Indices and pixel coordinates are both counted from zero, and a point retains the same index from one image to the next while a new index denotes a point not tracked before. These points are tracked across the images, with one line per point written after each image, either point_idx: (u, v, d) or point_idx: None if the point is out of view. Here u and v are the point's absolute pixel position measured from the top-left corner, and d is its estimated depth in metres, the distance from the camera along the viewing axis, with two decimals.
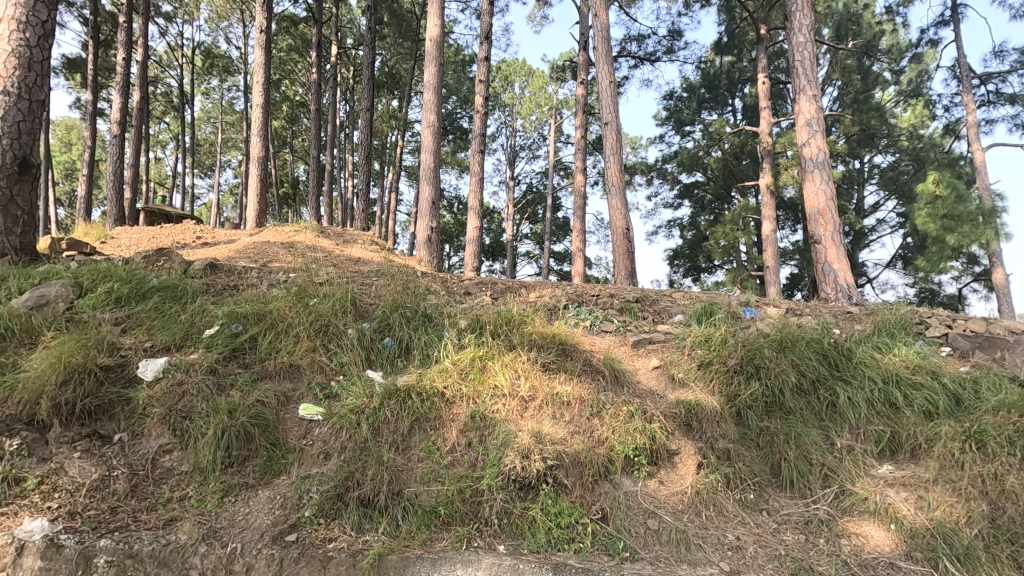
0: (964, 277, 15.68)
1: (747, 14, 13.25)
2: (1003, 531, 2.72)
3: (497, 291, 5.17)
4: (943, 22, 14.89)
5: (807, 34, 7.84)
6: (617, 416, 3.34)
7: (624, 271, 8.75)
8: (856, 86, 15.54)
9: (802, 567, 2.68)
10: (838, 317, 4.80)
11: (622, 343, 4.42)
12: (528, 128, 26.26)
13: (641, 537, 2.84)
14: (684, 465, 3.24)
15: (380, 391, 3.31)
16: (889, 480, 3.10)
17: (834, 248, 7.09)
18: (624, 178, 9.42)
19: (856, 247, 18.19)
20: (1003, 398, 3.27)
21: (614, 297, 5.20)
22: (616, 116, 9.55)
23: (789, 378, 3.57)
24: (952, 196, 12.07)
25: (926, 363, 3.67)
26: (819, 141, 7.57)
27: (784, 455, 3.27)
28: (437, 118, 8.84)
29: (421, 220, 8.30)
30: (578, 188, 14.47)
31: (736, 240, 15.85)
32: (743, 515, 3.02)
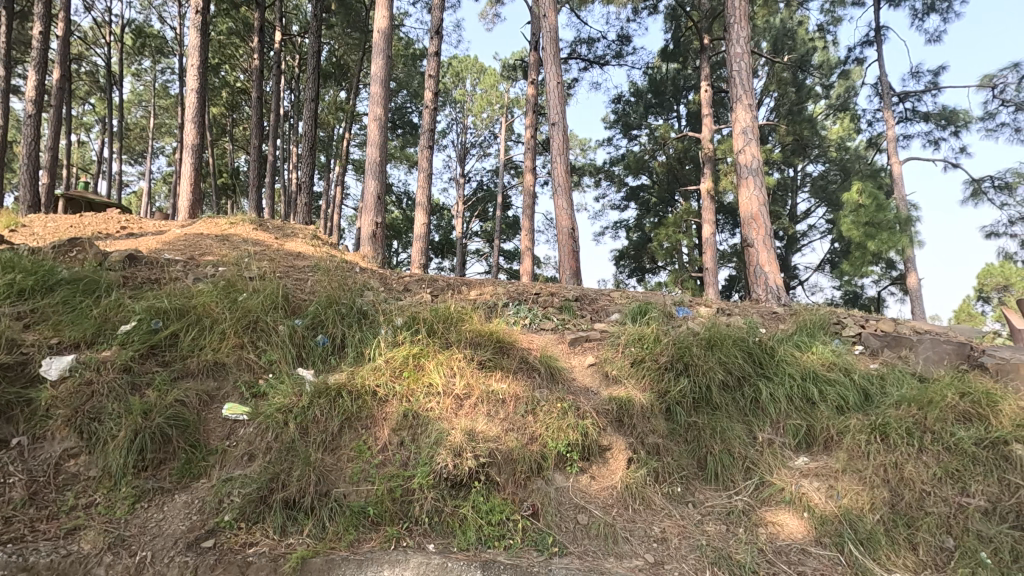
0: (884, 281, 16.86)
1: (691, 24, 13.67)
2: (902, 516, 2.91)
3: (438, 289, 5.12)
4: (868, 41, 15.91)
5: (744, 46, 8.18)
6: (551, 412, 3.39)
7: (569, 271, 8.86)
8: (791, 98, 16.26)
9: (721, 556, 2.80)
10: (765, 317, 5.06)
11: (558, 341, 4.48)
12: (479, 125, 26.15)
13: (571, 532, 2.89)
14: (615, 461, 3.33)
15: (310, 390, 3.21)
16: (804, 471, 3.28)
17: (765, 251, 7.46)
18: (570, 178, 9.55)
19: (788, 251, 19.18)
20: (905, 393, 3.53)
21: (553, 295, 5.27)
22: (564, 117, 9.66)
23: (715, 374, 3.72)
24: (873, 205, 12.98)
25: (840, 361, 3.91)
26: (753, 148, 7.92)
27: (710, 449, 3.40)
28: (384, 111, 8.63)
29: (365, 215, 8.11)
30: (527, 187, 14.53)
31: (678, 243, 16.41)
32: (670, 508, 3.13)
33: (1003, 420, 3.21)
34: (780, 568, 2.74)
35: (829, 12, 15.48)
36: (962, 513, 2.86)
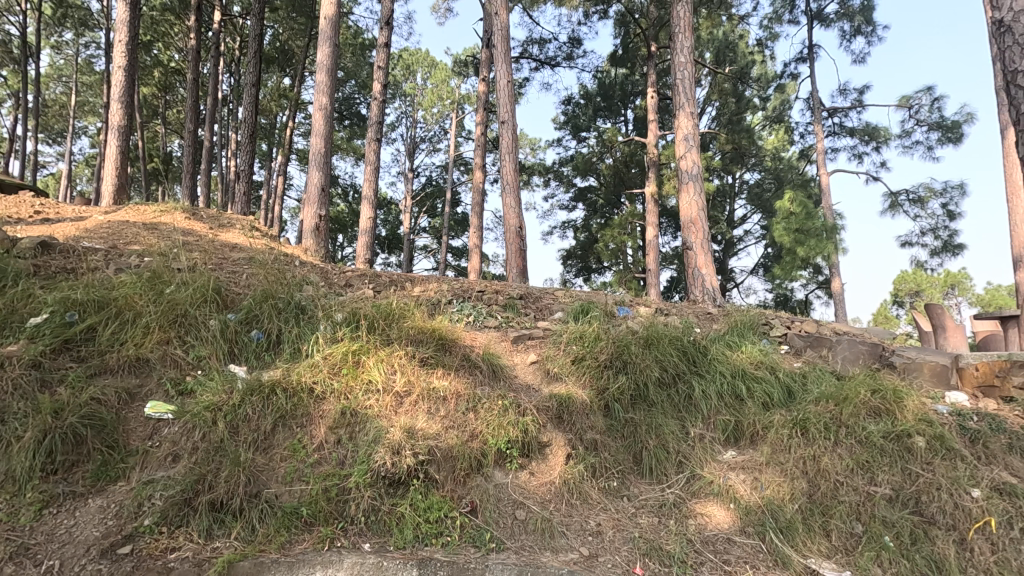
0: (811, 285, 17.91)
1: (640, 31, 14.03)
2: (818, 505, 3.10)
3: (381, 284, 5.04)
4: (802, 58, 16.83)
5: (688, 55, 8.47)
6: (492, 409, 3.41)
7: (516, 269, 8.92)
8: (732, 108, 16.97)
9: (653, 547, 2.89)
10: (700, 317, 5.28)
11: (501, 338, 4.50)
12: (429, 120, 25.81)
13: (509, 528, 2.93)
14: (554, 457, 3.38)
15: (241, 387, 3.08)
16: (731, 464, 3.44)
17: (703, 254, 7.77)
18: (519, 176, 9.60)
19: (726, 255, 20.04)
20: (823, 390, 3.77)
21: (498, 293, 5.30)
22: (513, 115, 9.71)
23: (652, 372, 3.85)
24: (802, 213, 13.78)
25: (767, 360, 4.14)
26: (694, 155, 8.23)
27: (646, 444, 3.52)
28: (329, 101, 8.36)
29: (308, 207, 7.84)
30: (476, 184, 14.49)
31: (623, 244, 16.81)
32: (606, 502, 3.21)
33: (908, 414, 3.49)
34: (707, 557, 2.87)
35: (767, 29, 16.27)
36: (871, 501, 3.08)
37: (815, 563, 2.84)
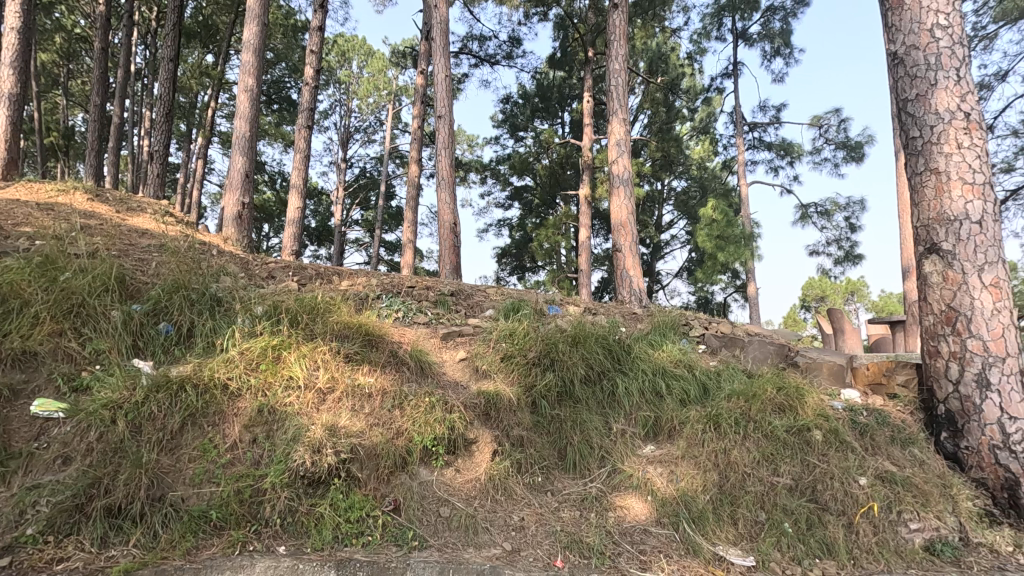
0: (729, 289, 19.02)
1: (578, 36, 14.30)
2: (727, 495, 3.29)
3: (306, 277, 4.85)
4: (727, 74, 17.79)
5: (622, 63, 8.74)
6: (418, 406, 3.37)
7: (449, 265, 8.86)
8: (662, 117, 17.65)
9: (574, 540, 2.96)
10: (626, 317, 5.47)
11: (431, 335, 4.46)
12: (364, 109, 25.09)
13: (432, 526, 2.91)
14: (480, 453, 3.40)
15: (146, 383, 2.87)
16: (650, 458, 3.59)
17: (631, 256, 8.04)
18: (454, 172, 9.54)
19: (653, 258, 20.85)
20: (734, 388, 4.01)
21: (429, 289, 5.26)
22: (450, 111, 9.63)
23: (578, 369, 3.95)
24: (723, 221, 14.59)
25: (685, 359, 4.36)
26: (624, 160, 8.51)
27: (570, 439, 3.60)
28: (256, 83, 7.92)
29: (230, 193, 7.40)
30: (412, 178, 14.24)
31: (557, 244, 17.08)
32: (530, 497, 3.26)
33: (808, 410, 3.78)
34: (624, 547, 2.97)
35: (696, 43, 17.06)
36: (773, 491, 3.30)
37: (723, 549, 3.01)
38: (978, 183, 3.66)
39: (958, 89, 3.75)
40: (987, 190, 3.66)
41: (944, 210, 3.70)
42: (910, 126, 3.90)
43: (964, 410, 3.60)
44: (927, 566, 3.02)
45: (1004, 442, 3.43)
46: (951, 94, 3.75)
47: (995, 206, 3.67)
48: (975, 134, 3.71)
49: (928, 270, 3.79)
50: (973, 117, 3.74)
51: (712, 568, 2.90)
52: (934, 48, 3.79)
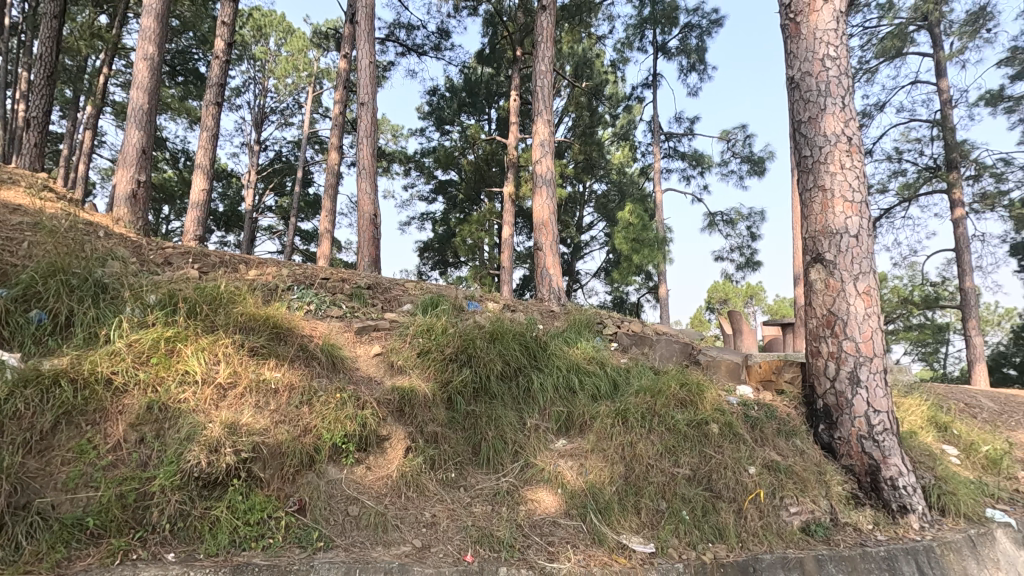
0: (643, 290, 19.91)
1: (507, 35, 14.36)
2: (632, 486, 3.45)
3: (208, 265, 4.53)
4: (647, 84, 18.58)
5: (548, 65, 8.88)
6: (328, 402, 3.25)
7: (368, 257, 8.60)
8: (585, 121, 18.13)
9: (484, 534, 2.98)
10: (543, 315, 5.58)
11: (345, 329, 4.32)
12: (281, 90, 23.75)
13: (339, 525, 2.82)
14: (393, 451, 3.35)
15: (12, 377, 2.57)
16: (562, 452, 3.69)
17: (552, 255, 8.21)
18: (376, 162, 9.28)
19: (573, 258, 21.39)
20: (641, 384, 4.21)
21: (344, 282, 5.09)
22: (374, 98, 9.34)
23: (495, 365, 3.98)
24: (639, 225, 15.26)
25: (598, 356, 4.52)
26: (548, 161, 8.67)
27: (485, 435, 3.63)
28: (157, 52, 7.27)
29: (123, 170, 6.73)
30: (331, 166, 13.68)
31: (480, 240, 17.11)
32: (442, 493, 3.25)
33: (707, 405, 4.05)
34: (533, 540, 3.03)
35: (620, 52, 17.67)
36: (674, 481, 3.50)
37: (626, 538, 3.16)
38: (856, 201, 4.08)
39: (843, 115, 4.15)
40: (863, 208, 4.09)
41: (828, 224, 4.09)
42: (803, 145, 4.28)
43: (839, 403, 4.01)
44: (802, 545, 3.35)
45: (870, 433, 3.85)
46: (837, 119, 4.15)
47: (870, 222, 4.10)
48: (855, 157, 4.13)
49: (814, 277, 4.17)
50: (854, 141, 4.15)
51: (615, 556, 3.03)
52: (824, 76, 4.18)
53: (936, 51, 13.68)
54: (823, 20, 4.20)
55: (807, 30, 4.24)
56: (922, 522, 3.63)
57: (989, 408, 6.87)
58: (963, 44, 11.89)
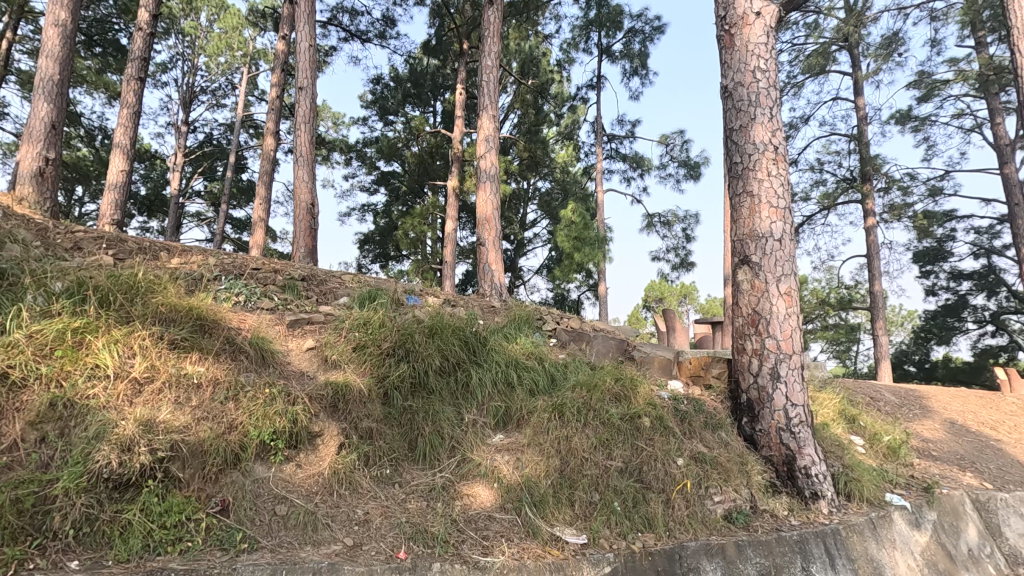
0: (584, 288, 20.30)
1: (454, 27, 14.20)
2: (567, 479, 3.52)
3: (125, 252, 4.22)
4: (591, 85, 18.91)
5: (494, 60, 8.87)
6: (256, 398, 3.12)
7: (304, 248, 8.29)
8: (531, 118, 18.24)
9: (418, 530, 2.95)
10: (484, 310, 5.59)
11: (276, 322, 4.16)
12: (213, 69, 22.45)
13: (265, 526, 2.71)
14: (325, 447, 3.26)
15: None
16: (499, 446, 3.71)
17: (494, 251, 8.21)
18: (315, 150, 8.95)
19: (516, 254, 21.49)
20: (578, 379, 4.30)
21: (276, 273, 4.89)
22: (313, 84, 9.00)
23: (433, 360, 3.94)
24: (581, 223, 15.53)
25: (536, 351, 4.58)
26: (492, 156, 8.66)
27: (421, 431, 3.59)
28: (71, 18, 6.68)
29: (28, 146, 6.14)
30: (267, 151, 13.07)
31: (423, 234, 16.88)
32: (376, 490, 3.19)
33: (639, 399, 4.19)
34: (468, 535, 3.03)
35: (565, 52, 17.88)
36: (607, 473, 3.59)
37: (559, 530, 3.21)
38: (781, 207, 4.32)
39: (771, 125, 4.39)
40: (787, 213, 4.34)
41: (755, 228, 4.32)
42: (734, 152, 4.49)
43: (760, 398, 4.24)
44: (724, 531, 3.53)
45: (787, 425, 4.11)
46: (765, 128, 4.37)
47: (792, 227, 4.36)
48: (781, 165, 4.37)
49: (741, 278, 4.39)
50: (780, 150, 4.39)
51: (549, 548, 3.08)
52: (755, 87, 4.40)
53: (856, 71, 14.71)
54: (755, 33, 4.42)
55: (741, 42, 4.45)
56: (831, 507, 3.91)
57: (891, 401, 7.48)
58: (879, 66, 12.85)
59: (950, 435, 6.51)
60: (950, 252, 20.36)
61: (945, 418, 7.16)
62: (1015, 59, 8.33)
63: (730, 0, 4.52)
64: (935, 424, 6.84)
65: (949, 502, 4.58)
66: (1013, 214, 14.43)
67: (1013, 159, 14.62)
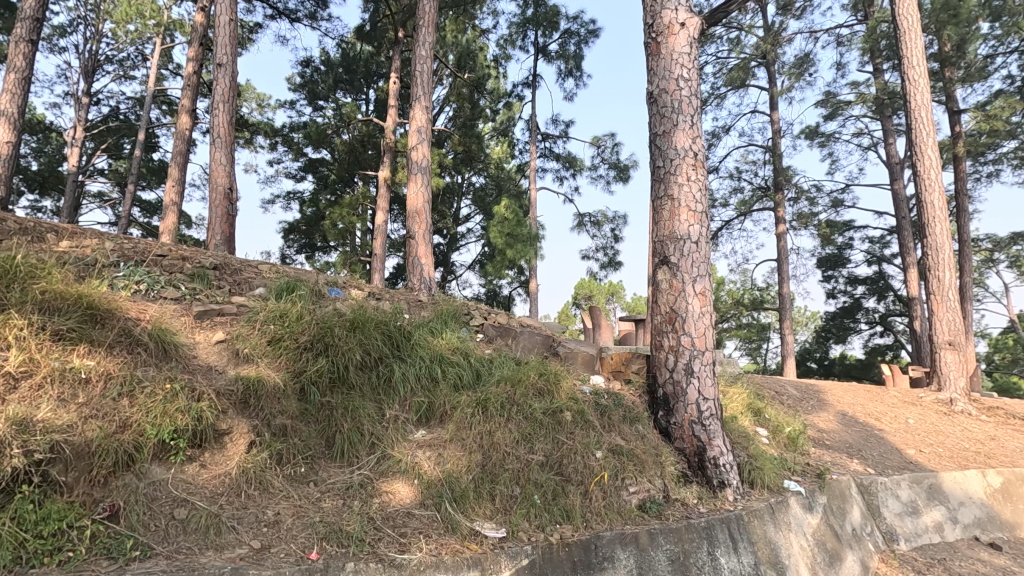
0: (515, 284, 20.45)
1: (389, 14, 13.81)
2: (488, 474, 3.52)
3: (3, 232, 3.79)
4: (527, 83, 19.04)
5: (428, 50, 8.71)
6: (155, 394, 2.90)
7: (220, 235, 7.78)
8: (466, 112, 18.05)
9: (332, 530, 2.85)
10: (410, 304, 5.49)
11: (181, 313, 3.89)
12: (121, 37, 20.61)
13: (161, 531, 2.53)
14: (234, 446, 3.09)
15: None
16: (420, 442, 3.66)
17: (424, 245, 8.08)
18: (234, 132, 8.43)
19: (449, 249, 21.30)
20: (502, 374, 4.31)
21: (184, 261, 4.57)
22: (233, 61, 8.46)
23: (354, 355, 3.82)
24: (513, 220, 15.63)
25: (462, 346, 4.56)
26: (424, 148, 8.52)
27: (340, 427, 3.47)
28: None
29: None
30: (182, 130, 12.17)
31: (352, 225, 16.35)
32: (289, 490, 3.06)
33: (562, 394, 4.28)
34: (385, 532, 2.97)
35: (502, 48, 17.88)
36: (528, 467, 3.64)
37: (479, 525, 3.22)
38: (698, 211, 4.53)
39: (691, 132, 4.58)
40: (704, 217, 4.55)
41: (675, 230, 4.51)
42: (657, 156, 4.67)
43: (675, 392, 4.44)
44: (638, 520, 3.66)
45: (699, 418, 4.33)
46: (686, 135, 4.57)
47: (708, 231, 4.59)
48: (699, 171, 4.58)
49: (660, 278, 4.58)
50: (699, 156, 4.60)
51: (467, 543, 3.07)
52: (678, 95, 4.59)
53: (772, 87, 15.72)
54: (680, 43, 4.60)
55: (666, 50, 4.62)
56: (736, 494, 4.17)
57: (793, 395, 8.09)
58: (792, 84, 13.82)
59: (841, 425, 7.13)
60: (848, 259, 22.29)
61: (838, 410, 7.83)
62: (905, 86, 9.20)
63: (657, 10, 4.69)
64: (829, 416, 7.47)
65: (838, 487, 5.01)
66: (900, 226, 15.98)
67: (902, 177, 16.19)
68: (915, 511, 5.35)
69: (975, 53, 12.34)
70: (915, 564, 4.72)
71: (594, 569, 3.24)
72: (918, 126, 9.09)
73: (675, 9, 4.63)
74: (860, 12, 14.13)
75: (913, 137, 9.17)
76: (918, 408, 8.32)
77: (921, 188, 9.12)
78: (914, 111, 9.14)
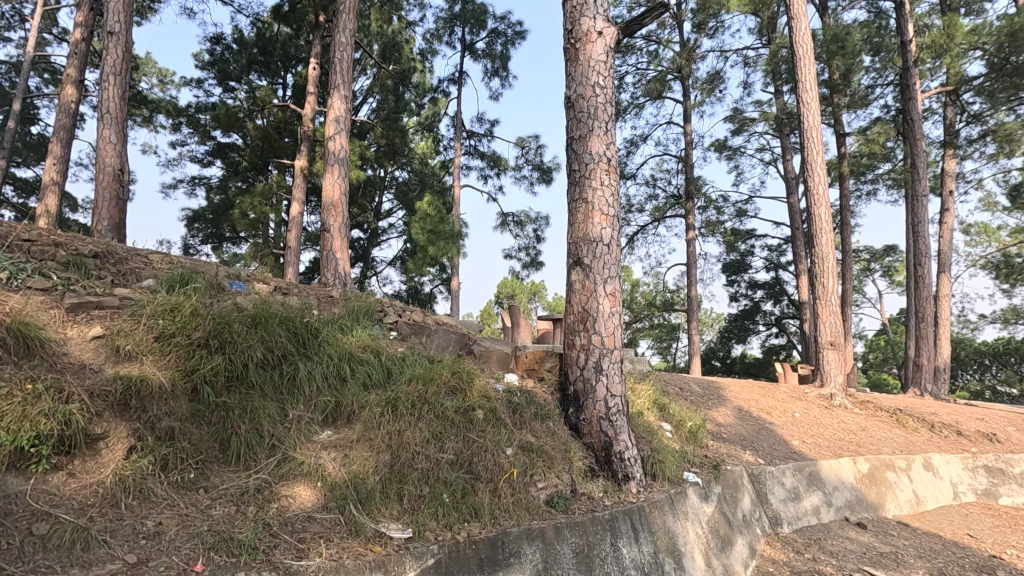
0: (437, 281, 20.25)
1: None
2: (395, 474, 3.45)
3: None
4: (453, 80, 18.92)
5: (349, 38, 8.39)
6: (11, 396, 2.61)
7: (107, 219, 7.07)
8: (391, 105, 17.54)
9: (221, 538, 2.67)
10: (320, 300, 5.27)
11: (51, 305, 3.50)
12: None
13: (15, 549, 2.26)
14: (109, 451, 2.83)
15: None
16: (325, 444, 3.51)
17: (339, 238, 7.78)
18: (127, 107, 7.69)
19: (369, 243, 20.69)
20: (414, 372, 4.23)
21: (57, 247, 4.11)
22: (128, 30, 7.71)
23: (254, 352, 3.60)
24: (436, 217, 15.45)
25: (373, 344, 4.43)
26: (342, 138, 8.22)
27: (235, 429, 3.26)
28: None
29: None
30: (66, 103, 10.92)
31: (264, 216, 15.43)
32: (173, 498, 2.83)
33: (474, 392, 4.27)
34: (282, 538, 2.82)
35: (428, 42, 17.62)
36: (437, 466, 3.60)
37: (384, 526, 3.15)
38: (610, 215, 4.68)
39: (605, 138, 4.73)
40: (615, 221, 4.72)
41: (587, 232, 4.65)
42: (573, 160, 4.79)
43: (585, 389, 4.58)
44: (545, 515, 3.72)
45: (606, 414, 4.50)
46: (601, 141, 4.71)
47: (619, 235, 4.75)
48: (613, 176, 4.74)
49: (574, 278, 4.71)
50: (612, 162, 4.75)
51: (371, 545, 2.99)
52: (594, 101, 4.72)
53: (686, 101, 16.62)
54: (596, 51, 4.74)
55: (583, 56, 4.75)
56: (639, 487, 4.35)
57: (696, 392, 8.60)
58: (703, 98, 14.71)
59: (737, 419, 7.68)
60: (750, 264, 24.04)
61: (734, 405, 8.43)
62: (799, 108, 10.04)
63: (577, 16, 4.80)
64: (727, 411, 8.02)
65: (731, 477, 5.38)
66: (794, 236, 17.43)
67: (797, 191, 17.68)
68: (797, 496, 5.86)
69: (858, 83, 13.73)
70: (794, 545, 5.16)
71: (500, 565, 3.26)
72: (810, 145, 9.98)
73: (593, 18, 4.76)
74: (765, 36, 15.27)
75: (806, 155, 10.04)
76: (803, 402, 9.13)
77: (811, 203, 10.00)
78: (807, 131, 10.01)
